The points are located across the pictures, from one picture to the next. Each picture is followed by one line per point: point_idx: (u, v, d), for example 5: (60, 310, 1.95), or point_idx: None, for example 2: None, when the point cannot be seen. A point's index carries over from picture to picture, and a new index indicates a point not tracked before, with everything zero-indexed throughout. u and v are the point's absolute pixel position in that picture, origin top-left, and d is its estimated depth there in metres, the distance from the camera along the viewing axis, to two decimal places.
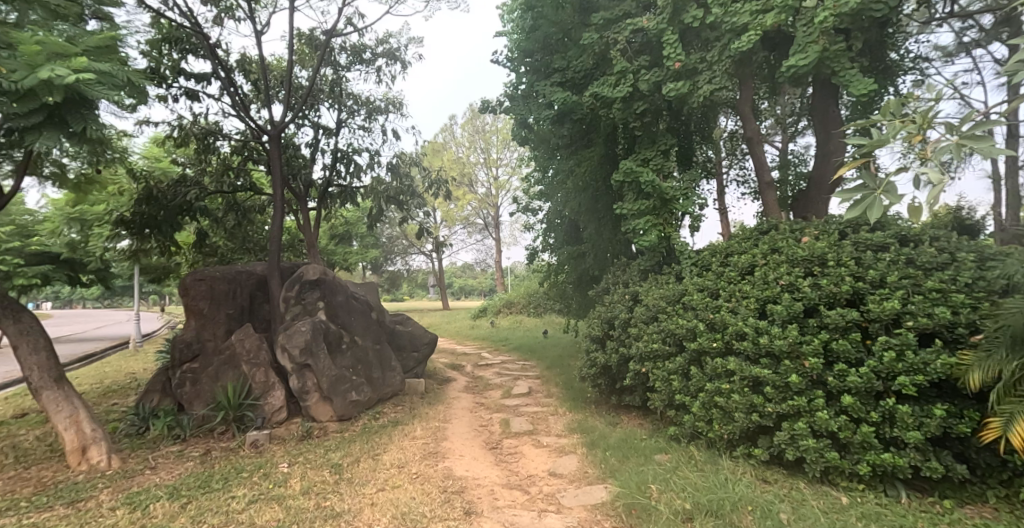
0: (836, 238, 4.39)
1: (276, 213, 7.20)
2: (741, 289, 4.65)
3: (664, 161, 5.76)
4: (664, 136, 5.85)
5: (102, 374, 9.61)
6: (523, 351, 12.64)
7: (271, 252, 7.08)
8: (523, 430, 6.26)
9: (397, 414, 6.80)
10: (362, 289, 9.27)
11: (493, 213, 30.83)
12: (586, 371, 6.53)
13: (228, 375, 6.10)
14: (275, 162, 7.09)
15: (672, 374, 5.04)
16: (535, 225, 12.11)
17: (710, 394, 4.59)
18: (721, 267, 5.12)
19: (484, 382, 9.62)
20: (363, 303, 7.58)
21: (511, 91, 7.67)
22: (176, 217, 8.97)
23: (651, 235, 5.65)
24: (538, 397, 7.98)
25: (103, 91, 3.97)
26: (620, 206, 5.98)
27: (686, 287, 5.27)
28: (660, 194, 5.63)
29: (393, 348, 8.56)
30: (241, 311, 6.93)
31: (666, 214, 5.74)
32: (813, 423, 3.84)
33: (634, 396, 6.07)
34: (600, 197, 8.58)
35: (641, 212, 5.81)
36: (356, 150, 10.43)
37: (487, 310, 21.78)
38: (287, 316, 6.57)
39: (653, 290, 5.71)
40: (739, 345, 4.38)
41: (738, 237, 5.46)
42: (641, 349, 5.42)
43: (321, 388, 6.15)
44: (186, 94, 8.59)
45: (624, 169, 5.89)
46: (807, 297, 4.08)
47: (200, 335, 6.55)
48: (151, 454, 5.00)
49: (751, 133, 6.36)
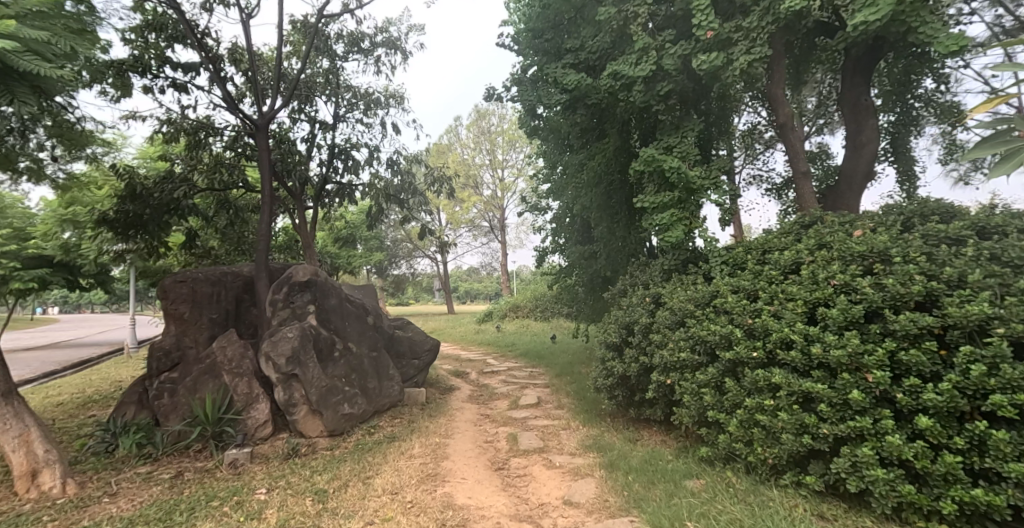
0: (898, 232, 3.80)
1: (265, 208, 6.66)
2: (784, 290, 4.04)
3: (690, 147, 5.17)
4: (689, 120, 5.29)
5: (86, 382, 9.11)
6: (531, 357, 12.05)
7: (259, 252, 6.53)
8: (533, 447, 5.66)
9: (394, 428, 6.22)
10: (358, 292, 8.71)
11: (499, 215, 30.36)
12: (602, 381, 5.94)
13: (207, 386, 5.54)
14: (262, 155, 6.54)
15: (704, 387, 4.45)
16: (542, 225, 11.57)
17: (749, 411, 3.98)
18: (758, 266, 4.53)
19: (489, 391, 9.03)
20: (358, 307, 7.02)
21: (518, 77, 7.13)
22: (164, 216, 8.49)
23: (675, 230, 5.11)
24: (548, 409, 7.39)
25: (30, 62, 3.62)
26: (639, 200, 5.47)
27: (718, 288, 4.67)
28: (686, 184, 5.07)
29: (393, 355, 8.00)
30: (226, 315, 6.39)
31: (691, 206, 5.19)
32: (881, 449, 3.21)
33: (657, 410, 5.46)
34: (614, 193, 7.99)
35: (665, 205, 5.26)
36: (354, 145, 9.92)
37: (493, 314, 21.18)
38: (274, 320, 6.02)
39: (677, 292, 5.12)
40: (785, 355, 3.77)
41: (775, 232, 4.86)
42: (666, 358, 4.84)
43: (309, 400, 5.57)
44: (174, 86, 8.11)
45: (645, 158, 5.34)
46: (869, 299, 3.46)
47: (181, 342, 6.02)
48: (114, 477, 4.46)
49: (784, 119, 5.72)
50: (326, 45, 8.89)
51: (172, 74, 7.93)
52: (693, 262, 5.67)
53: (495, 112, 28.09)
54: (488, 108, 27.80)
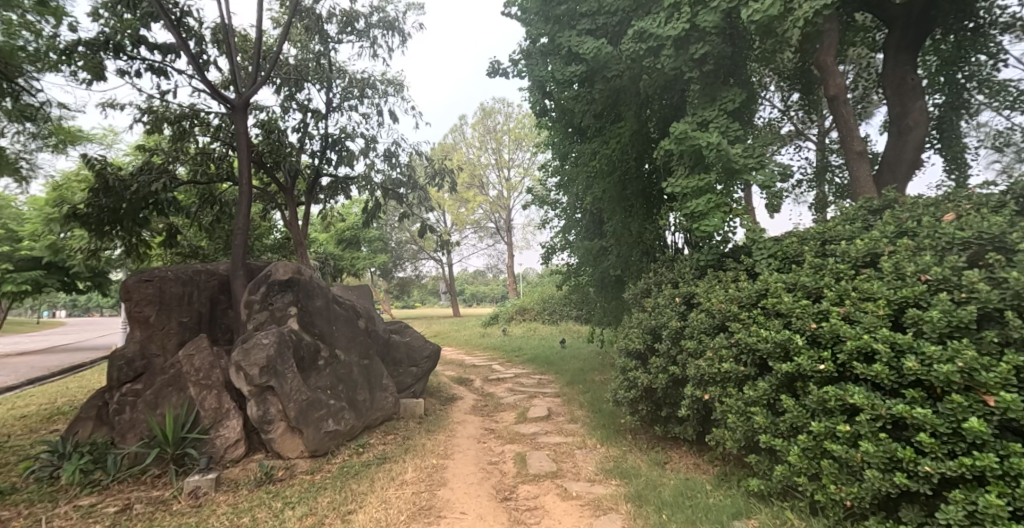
0: (1009, 215, 3.03)
1: (244, 199, 5.96)
2: (857, 287, 3.26)
3: (729, 122, 4.43)
4: (727, 90, 4.57)
5: (58, 391, 8.42)
6: (539, 363, 11.28)
7: (235, 249, 5.82)
8: (545, 470, 4.91)
9: (386, 447, 5.51)
10: (350, 293, 8.01)
11: (505, 216, 29.63)
12: (623, 393, 5.20)
13: (171, 400, 4.81)
14: (238, 140, 5.80)
15: (753, 406, 3.68)
16: (551, 221, 10.79)
17: (815, 437, 3.20)
18: (818, 258, 3.75)
19: (495, 401, 8.30)
20: (348, 309, 6.32)
21: (527, 51, 6.42)
22: (142, 210, 7.83)
23: (713, 217, 4.38)
24: (560, 424, 6.64)
25: None
26: (669, 184, 4.75)
27: (767, 285, 3.90)
28: (726, 164, 4.33)
29: (389, 363, 7.28)
30: (199, 318, 5.68)
31: (732, 190, 4.45)
32: (1012, 497, 2.40)
33: (687, 428, 4.71)
34: (630, 184, 7.25)
35: (699, 188, 4.53)
36: (349, 135, 9.27)
37: (499, 317, 20.39)
38: (249, 324, 5.31)
39: (715, 291, 4.38)
40: (866, 370, 2.97)
41: (834, 219, 4.09)
42: (703, 369, 4.09)
43: (287, 417, 4.86)
44: (152, 70, 7.46)
45: (676, 136, 4.61)
46: (982, 298, 2.67)
47: (146, 349, 5.33)
48: (47, 514, 3.74)
49: (835, 92, 4.93)
50: (317, 25, 8.24)
51: (149, 57, 7.29)
52: (730, 257, 4.90)
53: (502, 110, 27.48)
54: (494, 106, 27.19)
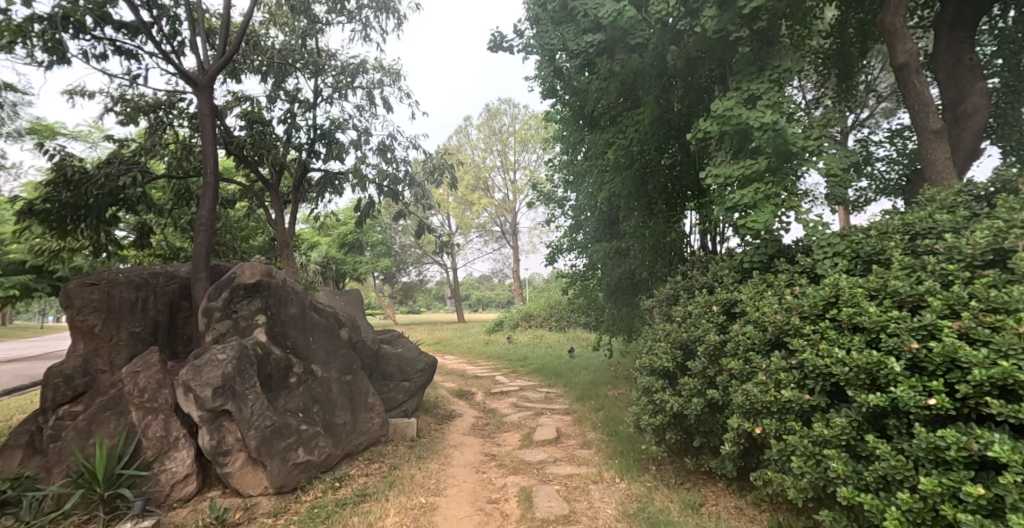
0: None
1: (211, 191, 5.21)
2: (977, 295, 2.42)
3: (783, 95, 3.64)
4: (779, 56, 3.80)
5: (19, 406, 7.66)
6: (546, 375, 10.44)
7: (198, 249, 5.06)
8: (556, 511, 4.09)
9: (368, 481, 4.70)
10: (339, 299, 7.26)
11: (511, 220, 28.85)
12: (648, 419, 4.41)
13: (110, 426, 4.02)
14: (204, 127, 5.08)
15: (825, 447, 2.83)
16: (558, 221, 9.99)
17: (924, 499, 2.35)
18: (909, 259, 2.92)
19: (497, 419, 7.51)
20: (330, 317, 5.55)
21: (535, 24, 5.65)
22: (109, 208, 7.06)
23: (763, 210, 3.57)
24: (571, 450, 5.82)
25: None
26: (707, 171, 3.94)
27: (838, 293, 3.08)
28: (781, 145, 3.52)
29: (379, 378, 6.51)
30: (155, 328, 4.91)
31: (785, 177, 3.64)
32: None
33: (726, 464, 3.90)
34: (651, 178, 6.47)
35: (745, 176, 3.71)
36: (339, 126, 8.60)
37: (504, 324, 19.53)
38: (207, 336, 4.53)
39: (765, 299, 3.55)
40: (1008, 411, 2.12)
41: (919, 210, 3.28)
42: (754, 396, 3.24)
43: (245, 447, 4.06)
44: (120, 52, 6.74)
45: (716, 114, 3.82)
46: None
47: (89, 365, 4.54)
48: None
49: (905, 59, 4.10)
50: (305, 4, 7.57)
51: (116, 37, 6.57)
52: (779, 259, 4.07)
53: (508, 111, 26.80)
54: (500, 107, 26.50)
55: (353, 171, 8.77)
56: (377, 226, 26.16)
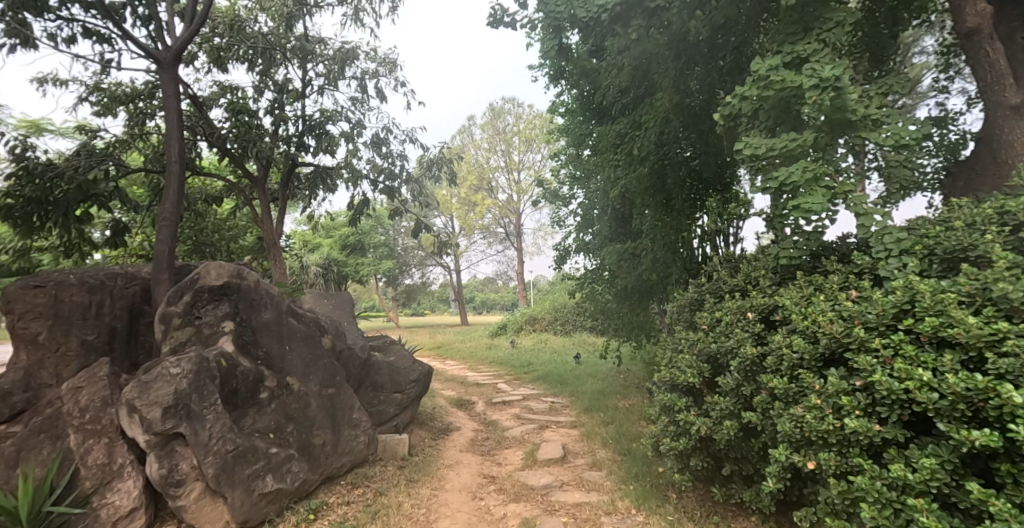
0: None
1: (176, 180, 4.68)
2: None
3: (835, 57, 3.03)
4: (829, 13, 3.20)
5: None
6: (551, 383, 9.85)
7: (159, 245, 4.52)
8: None
9: (348, 511, 4.12)
10: (327, 303, 6.72)
11: (515, 221, 28.29)
12: (668, 443, 3.81)
13: (44, 451, 3.45)
14: (169, 109, 4.58)
15: (908, 494, 2.20)
16: (565, 219, 9.38)
17: None
18: (1011, 258, 2.31)
19: (498, 433, 6.92)
20: (311, 323, 4.98)
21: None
22: (79, 205, 6.50)
23: (810, 191, 2.98)
24: (579, 472, 5.22)
25: None
26: (741, 146, 3.32)
27: (912, 297, 2.48)
28: (835, 114, 2.92)
29: (368, 389, 5.94)
30: (111, 335, 4.34)
31: (836, 153, 3.01)
32: None
33: (763, 499, 3.30)
34: (671, 170, 6.01)
35: (790, 154, 3.11)
36: (330, 118, 8.09)
37: (508, 327, 18.96)
38: (164, 345, 3.96)
39: (816, 303, 2.93)
40: None
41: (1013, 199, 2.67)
42: (806, 424, 2.61)
43: (200, 476, 3.47)
44: (91, 36, 6.21)
45: (754, 78, 3.22)
46: None
47: (32, 379, 3.93)
48: None
49: (977, 22, 3.55)
50: None
51: (86, 20, 6.05)
52: (824, 257, 3.48)
53: (512, 111, 26.28)
54: (503, 106, 25.99)
55: (345, 166, 8.24)
56: (378, 227, 25.67)
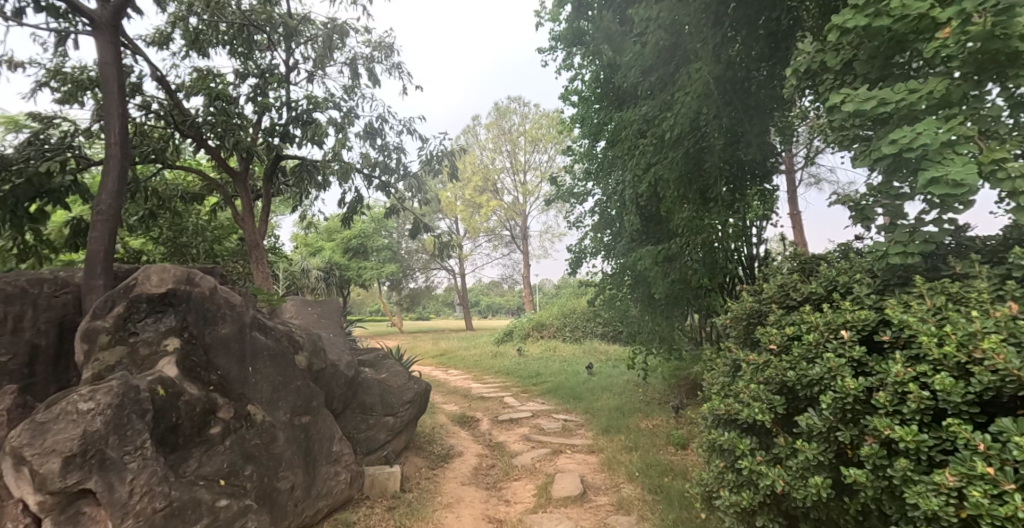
0: None
1: (116, 166, 3.91)
2: None
3: None
4: None
5: None
6: (563, 398, 8.97)
7: (93, 244, 3.71)
8: None
9: None
10: (311, 311, 5.92)
11: (521, 223, 27.45)
12: (726, 498, 2.95)
13: None
14: (108, 85, 3.91)
15: None
16: (580, 219, 8.49)
17: None
18: None
19: (505, 459, 6.07)
20: (283, 338, 4.15)
21: None
22: (32, 203, 5.70)
23: (942, 160, 2.09)
24: (604, 516, 4.34)
25: None
26: (836, 100, 2.44)
27: None
28: (987, 47, 2.04)
29: (354, 412, 5.13)
30: (30, 357, 3.51)
31: (981, 107, 2.15)
32: None
33: None
34: (709, 153, 5.28)
35: (909, 111, 2.25)
36: (318, 105, 7.33)
37: (514, 333, 18.05)
38: (85, 370, 3.13)
39: (959, 319, 2.05)
40: None
41: None
42: (971, 506, 1.71)
43: None
44: (44, 10, 5.43)
45: (863, 3, 2.37)
46: None
47: None
48: None
49: None
50: None
51: None
52: (938, 257, 2.62)
53: (518, 110, 25.52)
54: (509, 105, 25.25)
55: (333, 158, 7.44)
56: (381, 230, 24.87)
